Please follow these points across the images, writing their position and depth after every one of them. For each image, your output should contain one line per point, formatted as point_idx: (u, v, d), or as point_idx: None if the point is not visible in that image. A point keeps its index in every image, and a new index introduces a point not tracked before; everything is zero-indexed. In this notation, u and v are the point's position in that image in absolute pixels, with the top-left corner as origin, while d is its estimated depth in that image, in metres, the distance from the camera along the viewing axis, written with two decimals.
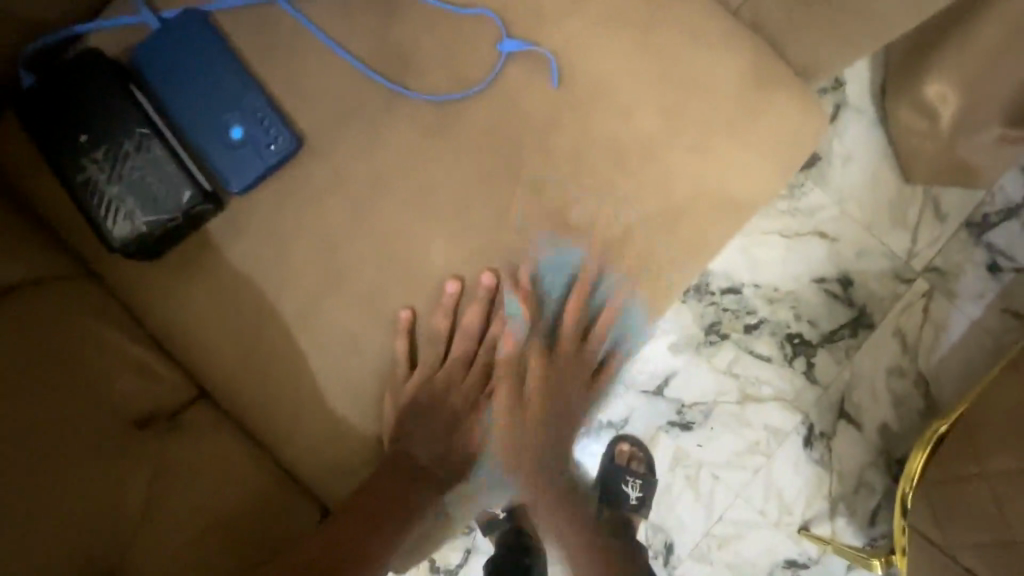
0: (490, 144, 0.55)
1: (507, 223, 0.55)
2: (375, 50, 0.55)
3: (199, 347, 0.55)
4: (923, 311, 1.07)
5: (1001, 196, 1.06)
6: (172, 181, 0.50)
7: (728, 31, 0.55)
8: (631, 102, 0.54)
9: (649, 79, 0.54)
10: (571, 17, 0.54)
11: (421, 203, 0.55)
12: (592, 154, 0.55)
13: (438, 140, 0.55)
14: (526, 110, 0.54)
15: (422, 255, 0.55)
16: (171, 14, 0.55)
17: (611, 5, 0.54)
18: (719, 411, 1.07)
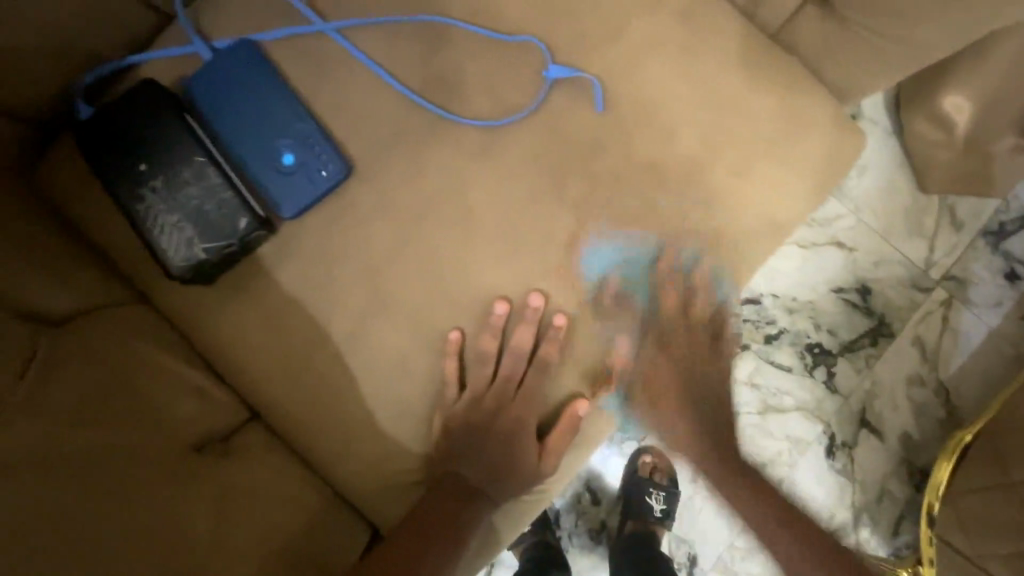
0: (534, 168, 0.56)
1: (552, 244, 0.56)
2: (421, 77, 0.56)
3: (249, 369, 0.56)
4: (942, 319, 1.08)
5: (1016, 204, 1.08)
6: (230, 208, 0.51)
7: (765, 55, 0.56)
8: (672, 126, 0.55)
9: (690, 102, 0.55)
10: (613, 43, 0.55)
11: (467, 226, 0.56)
12: (634, 176, 0.56)
13: (483, 165, 0.56)
14: (569, 134, 0.55)
15: (468, 276, 0.56)
16: (222, 44, 0.56)
17: (653, 31, 0.55)
18: (741, 422, 1.06)
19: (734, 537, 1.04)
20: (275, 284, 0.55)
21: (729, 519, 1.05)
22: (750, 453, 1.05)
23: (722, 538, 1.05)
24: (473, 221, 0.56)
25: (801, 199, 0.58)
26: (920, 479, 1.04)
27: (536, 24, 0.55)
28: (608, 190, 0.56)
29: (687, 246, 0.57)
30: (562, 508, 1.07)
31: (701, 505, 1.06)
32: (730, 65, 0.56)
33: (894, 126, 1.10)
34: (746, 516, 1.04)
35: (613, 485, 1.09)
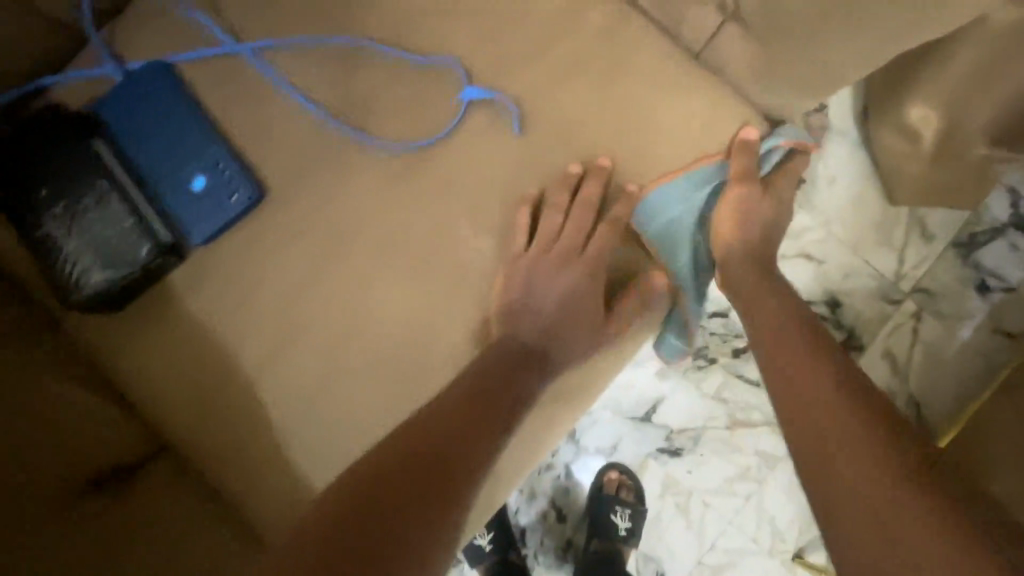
0: (456, 190, 0.54)
1: (471, 270, 0.55)
2: (335, 100, 0.55)
3: (161, 398, 0.54)
4: (911, 332, 1.07)
5: (987, 216, 1.05)
6: (134, 234, 0.51)
7: (689, 75, 0.54)
8: (592, 148, 0.54)
9: (611, 125, 0.54)
10: (530, 65, 0.54)
11: (384, 251, 0.55)
12: (555, 200, 0.54)
13: (400, 189, 0.55)
14: (487, 158, 0.54)
15: (386, 304, 0.55)
16: (137, 65, 0.55)
17: (570, 54, 0.54)
18: (709, 437, 1.04)
19: (701, 554, 1.02)
20: (192, 312, 0.54)
21: (696, 535, 1.02)
22: (720, 469, 1.03)
23: (690, 556, 1.03)
24: (395, 245, 0.55)
25: (729, 222, 0.57)
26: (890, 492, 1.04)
27: (455, 44, 0.54)
28: (534, 212, 0.55)
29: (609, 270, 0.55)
30: (527, 525, 1.05)
31: (668, 520, 1.04)
32: (656, 83, 0.54)
33: (862, 134, 1.08)
34: (714, 533, 1.02)
35: (581, 502, 1.07)
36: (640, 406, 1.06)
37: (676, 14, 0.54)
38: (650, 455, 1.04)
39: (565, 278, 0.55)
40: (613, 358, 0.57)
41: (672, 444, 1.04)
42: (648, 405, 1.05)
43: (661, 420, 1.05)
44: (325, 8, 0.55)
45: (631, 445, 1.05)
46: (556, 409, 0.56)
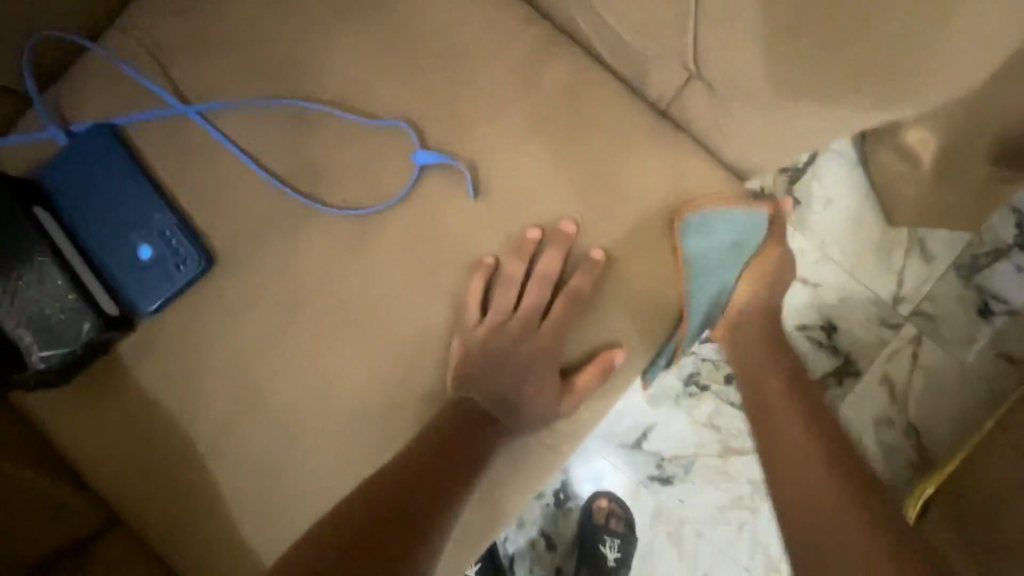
0: (412, 256, 0.52)
1: (427, 338, 0.52)
2: (286, 163, 0.53)
3: (111, 471, 0.53)
4: (913, 359, 1.01)
5: (990, 237, 0.98)
6: (75, 312, 0.49)
7: (654, 132, 0.52)
8: (552, 210, 0.51)
9: (572, 184, 0.51)
10: (487, 124, 0.52)
11: (336, 320, 0.52)
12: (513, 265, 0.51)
13: (352, 254, 0.52)
14: (442, 221, 0.52)
15: (337, 374, 0.52)
16: (81, 127, 0.53)
17: (530, 111, 0.52)
18: (700, 465, 1.00)
19: None
20: (143, 384, 0.53)
21: (689, 565, 1.00)
22: (711, 498, 1.00)
23: None
24: (350, 314, 0.52)
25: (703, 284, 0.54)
26: None
27: (410, 105, 0.52)
28: (491, 278, 0.52)
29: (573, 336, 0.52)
30: (515, 554, 1.02)
31: (660, 550, 1.01)
32: (621, 144, 0.52)
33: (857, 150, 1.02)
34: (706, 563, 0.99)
35: (571, 529, 1.04)
36: (630, 433, 1.03)
37: (642, 71, 0.52)
38: (641, 483, 1.01)
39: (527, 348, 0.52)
40: (579, 425, 0.55)
41: (663, 472, 1.01)
42: (638, 432, 1.02)
43: (651, 447, 1.02)
44: (278, 70, 0.53)
45: (621, 474, 1.02)
46: (519, 478, 0.54)
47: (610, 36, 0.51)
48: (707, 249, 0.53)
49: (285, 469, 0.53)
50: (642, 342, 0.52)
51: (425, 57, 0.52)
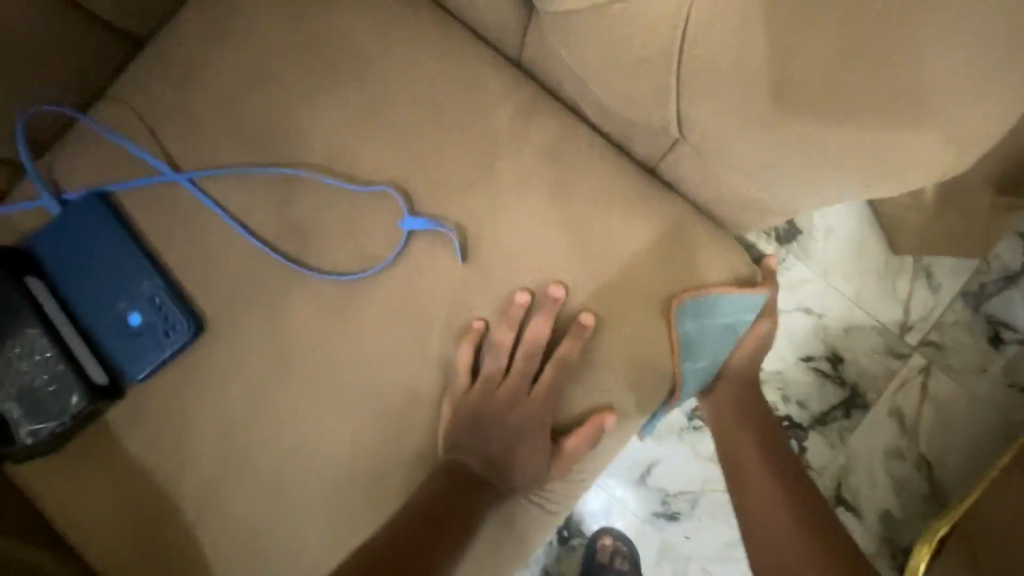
0: (402, 320, 0.52)
1: (416, 403, 0.52)
2: (275, 228, 0.53)
3: (98, 541, 0.53)
4: (921, 388, 1.01)
5: (997, 265, 1.00)
6: (63, 384, 0.49)
7: (642, 193, 0.52)
8: (541, 273, 0.51)
9: (561, 247, 0.51)
10: (474, 188, 0.52)
11: (325, 385, 0.52)
12: (501, 330, 0.51)
13: (340, 319, 0.52)
14: (430, 285, 0.51)
15: (327, 440, 0.52)
16: (73, 195, 0.54)
17: (517, 174, 0.52)
18: (708, 500, 0.98)
19: None
20: (130, 452, 0.52)
21: None
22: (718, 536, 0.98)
23: None
24: (336, 379, 0.52)
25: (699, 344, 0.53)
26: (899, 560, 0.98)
27: (398, 171, 0.53)
28: (480, 342, 0.51)
29: (564, 398, 0.51)
30: None
31: None
32: (606, 205, 0.52)
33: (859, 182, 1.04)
34: None
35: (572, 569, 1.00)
36: (633, 468, 1.00)
37: (625, 134, 0.52)
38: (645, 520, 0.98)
39: (515, 412, 0.51)
40: (570, 489, 0.53)
41: (669, 509, 0.97)
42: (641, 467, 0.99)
43: (656, 482, 0.99)
44: (267, 136, 0.54)
45: (625, 510, 0.98)
46: (510, 544, 0.53)
47: (594, 101, 0.51)
48: (705, 334, 0.53)
49: (271, 538, 0.52)
50: (633, 404, 0.52)
51: (413, 123, 0.53)
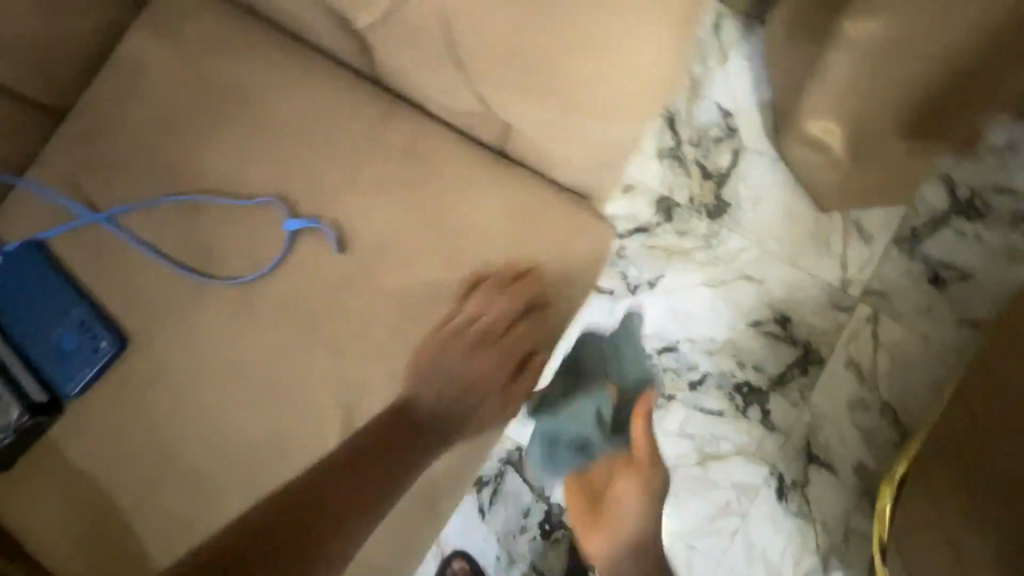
0: (296, 306, 0.70)
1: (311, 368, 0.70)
2: (187, 249, 0.70)
3: (55, 526, 0.68)
4: (872, 335, 1.24)
5: (926, 208, 1.26)
6: (9, 403, 0.65)
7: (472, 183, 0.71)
8: (402, 262, 0.70)
9: (412, 234, 0.70)
10: (342, 196, 0.70)
11: (241, 367, 0.69)
12: (376, 305, 0.70)
13: (245, 314, 0.70)
14: (312, 277, 0.70)
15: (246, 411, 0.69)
16: (11, 245, 0.70)
17: (375, 185, 0.70)
18: (685, 476, 1.23)
19: None
20: (81, 448, 0.69)
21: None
22: (698, 509, 1.22)
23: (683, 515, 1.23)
24: (248, 362, 0.69)
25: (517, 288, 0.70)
26: (840, 486, 1.21)
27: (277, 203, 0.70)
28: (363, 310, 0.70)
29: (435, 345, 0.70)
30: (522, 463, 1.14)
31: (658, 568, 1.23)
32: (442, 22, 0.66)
33: (774, 152, 1.29)
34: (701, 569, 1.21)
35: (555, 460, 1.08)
36: None
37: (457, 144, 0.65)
38: None
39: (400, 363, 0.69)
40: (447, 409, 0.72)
41: None
42: None
43: None
44: (176, 176, 0.71)
45: None
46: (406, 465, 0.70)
47: None
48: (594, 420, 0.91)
49: (219, 493, 0.69)
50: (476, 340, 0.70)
51: (290, 159, 0.71)
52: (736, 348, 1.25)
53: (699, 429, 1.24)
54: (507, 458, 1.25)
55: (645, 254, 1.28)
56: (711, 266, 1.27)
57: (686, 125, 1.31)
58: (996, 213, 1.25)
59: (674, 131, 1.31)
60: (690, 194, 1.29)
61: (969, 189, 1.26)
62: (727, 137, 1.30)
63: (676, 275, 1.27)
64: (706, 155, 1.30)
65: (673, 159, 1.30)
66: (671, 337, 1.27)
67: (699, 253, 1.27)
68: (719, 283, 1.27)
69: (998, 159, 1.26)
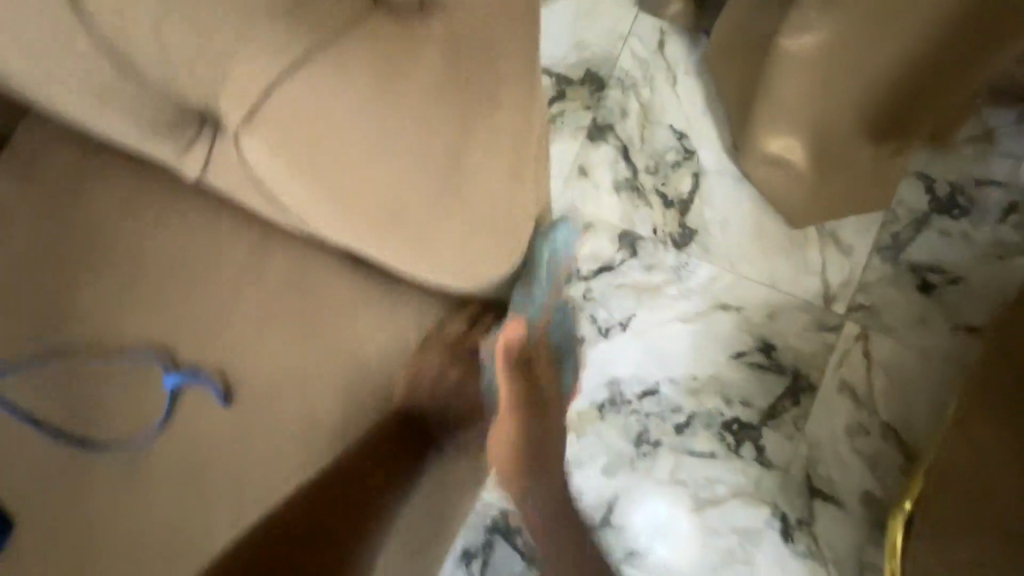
0: (196, 449, 0.72)
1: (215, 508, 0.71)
2: (67, 418, 0.73)
3: None
4: (864, 354, 1.16)
5: (905, 210, 1.19)
6: None
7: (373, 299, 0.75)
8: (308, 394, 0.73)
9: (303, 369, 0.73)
10: (250, 334, 0.74)
11: (148, 513, 0.71)
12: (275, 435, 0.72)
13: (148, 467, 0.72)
14: (206, 422, 0.73)
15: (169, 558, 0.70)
16: None
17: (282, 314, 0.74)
18: (683, 525, 1.16)
19: None
20: None
21: None
22: (700, 559, 1.15)
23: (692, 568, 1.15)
24: (153, 511, 0.71)
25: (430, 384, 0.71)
26: (850, 519, 1.13)
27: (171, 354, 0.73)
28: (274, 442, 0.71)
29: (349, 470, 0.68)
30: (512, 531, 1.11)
31: None
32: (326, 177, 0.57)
33: (736, 171, 1.22)
34: None
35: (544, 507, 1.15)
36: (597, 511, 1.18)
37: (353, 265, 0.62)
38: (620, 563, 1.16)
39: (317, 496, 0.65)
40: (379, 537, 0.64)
41: (640, 545, 1.16)
42: (604, 508, 1.17)
43: (621, 521, 1.17)
44: (52, 347, 0.75)
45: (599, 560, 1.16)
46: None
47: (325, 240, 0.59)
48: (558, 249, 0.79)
49: None
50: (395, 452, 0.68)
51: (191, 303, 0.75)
52: (720, 383, 1.18)
53: (692, 475, 1.17)
54: (493, 527, 1.19)
55: (614, 294, 1.21)
56: (684, 299, 1.20)
57: (641, 152, 1.24)
58: (981, 208, 1.17)
59: (629, 160, 1.24)
60: (653, 225, 1.22)
61: (949, 184, 1.18)
62: (686, 160, 1.23)
63: (649, 313, 1.20)
64: (665, 181, 1.23)
65: (630, 190, 1.23)
66: (651, 380, 1.19)
67: (669, 286, 1.20)
68: (695, 316, 1.20)
69: (977, 150, 1.18)
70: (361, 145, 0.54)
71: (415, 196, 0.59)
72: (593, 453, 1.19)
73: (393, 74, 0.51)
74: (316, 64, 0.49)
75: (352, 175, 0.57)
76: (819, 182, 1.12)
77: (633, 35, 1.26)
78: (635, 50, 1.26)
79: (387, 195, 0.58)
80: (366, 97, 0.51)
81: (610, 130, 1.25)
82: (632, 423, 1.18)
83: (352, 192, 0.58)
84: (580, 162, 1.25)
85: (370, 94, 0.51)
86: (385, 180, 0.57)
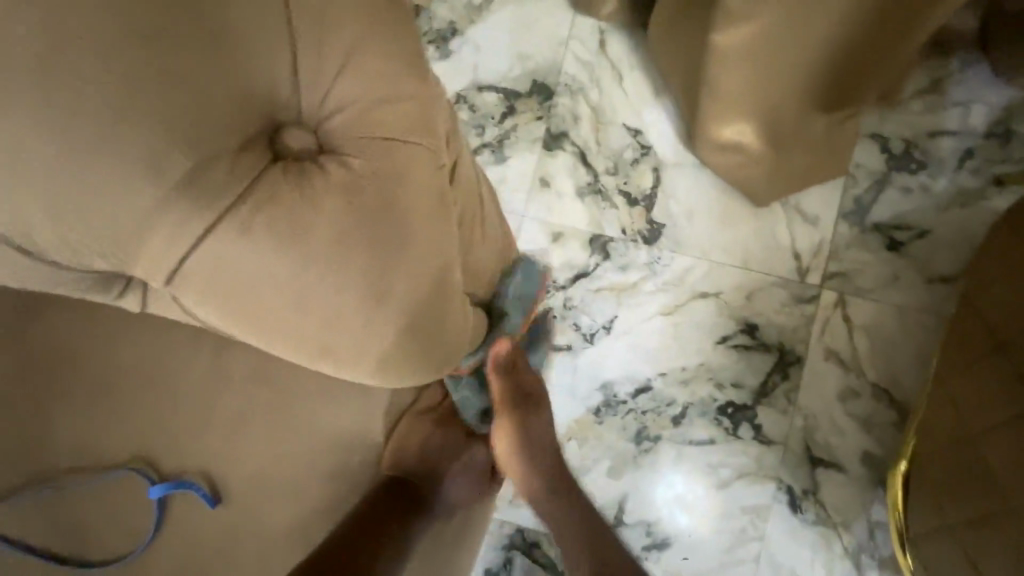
0: (196, 545, 0.74)
1: None
2: (62, 540, 0.74)
3: None
4: (844, 320, 1.18)
5: (863, 172, 1.20)
6: None
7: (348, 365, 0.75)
8: (301, 472, 0.75)
9: (286, 453, 0.75)
10: (231, 421, 0.75)
11: None
12: (270, 515, 0.75)
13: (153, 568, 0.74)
14: (203, 514, 0.74)
15: None
16: None
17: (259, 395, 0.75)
18: (693, 512, 1.19)
19: None
20: None
21: None
22: (714, 542, 1.18)
23: (709, 550, 1.18)
24: None
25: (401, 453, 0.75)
26: (853, 481, 1.16)
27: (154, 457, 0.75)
28: (275, 518, 0.75)
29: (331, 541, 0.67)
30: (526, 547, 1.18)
31: None
32: (269, 328, 0.58)
33: (694, 159, 1.23)
34: None
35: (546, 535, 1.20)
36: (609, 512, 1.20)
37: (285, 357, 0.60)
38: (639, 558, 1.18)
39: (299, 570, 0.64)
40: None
41: (655, 538, 1.18)
42: (616, 508, 1.19)
43: (634, 518, 1.19)
44: (30, 472, 0.75)
45: None
46: None
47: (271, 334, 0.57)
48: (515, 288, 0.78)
49: None
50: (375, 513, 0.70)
51: (164, 402, 0.76)
52: (710, 369, 1.20)
53: (696, 463, 1.19)
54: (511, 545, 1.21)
55: (593, 299, 1.22)
56: (663, 293, 1.21)
57: (599, 155, 1.24)
58: (937, 159, 1.19)
59: (588, 164, 1.24)
60: (621, 225, 1.23)
61: (902, 140, 1.20)
62: (645, 156, 1.24)
63: (630, 312, 1.22)
64: (626, 181, 1.24)
65: (594, 194, 1.24)
66: (642, 377, 1.21)
67: (647, 282, 1.22)
68: (676, 308, 1.21)
69: (925, 102, 1.20)
70: (278, 283, 0.55)
71: (349, 312, 0.57)
72: (596, 456, 1.20)
73: (289, 205, 0.54)
74: (224, 226, 0.53)
75: (286, 314, 0.57)
76: (775, 161, 1.12)
77: (573, 39, 1.26)
78: (578, 53, 1.26)
79: (326, 325, 0.58)
80: (262, 240, 0.54)
81: (565, 137, 1.25)
82: (629, 422, 1.20)
83: (298, 331, 0.58)
84: (540, 174, 1.25)
85: (265, 235, 0.54)
86: (317, 310, 0.57)
